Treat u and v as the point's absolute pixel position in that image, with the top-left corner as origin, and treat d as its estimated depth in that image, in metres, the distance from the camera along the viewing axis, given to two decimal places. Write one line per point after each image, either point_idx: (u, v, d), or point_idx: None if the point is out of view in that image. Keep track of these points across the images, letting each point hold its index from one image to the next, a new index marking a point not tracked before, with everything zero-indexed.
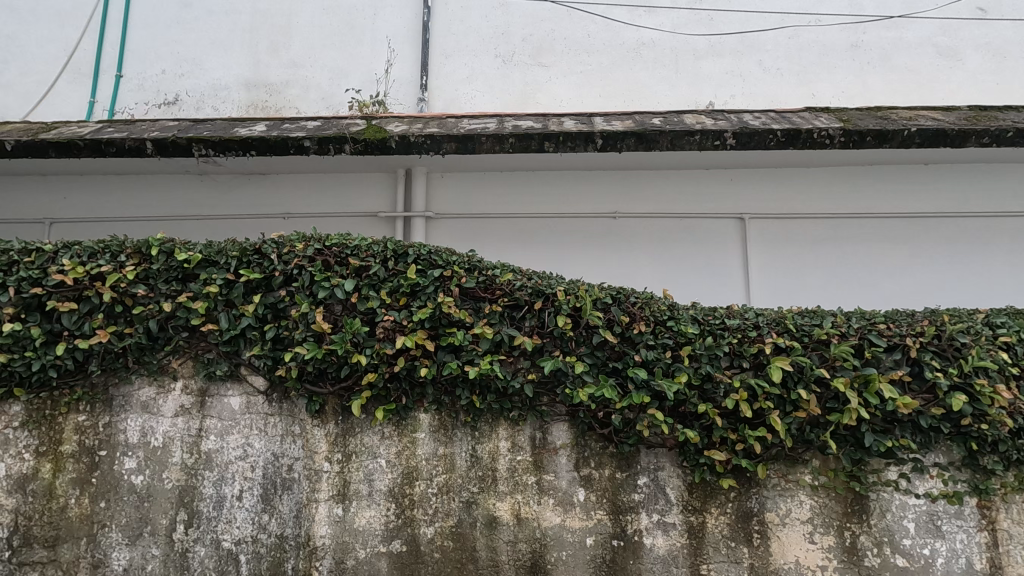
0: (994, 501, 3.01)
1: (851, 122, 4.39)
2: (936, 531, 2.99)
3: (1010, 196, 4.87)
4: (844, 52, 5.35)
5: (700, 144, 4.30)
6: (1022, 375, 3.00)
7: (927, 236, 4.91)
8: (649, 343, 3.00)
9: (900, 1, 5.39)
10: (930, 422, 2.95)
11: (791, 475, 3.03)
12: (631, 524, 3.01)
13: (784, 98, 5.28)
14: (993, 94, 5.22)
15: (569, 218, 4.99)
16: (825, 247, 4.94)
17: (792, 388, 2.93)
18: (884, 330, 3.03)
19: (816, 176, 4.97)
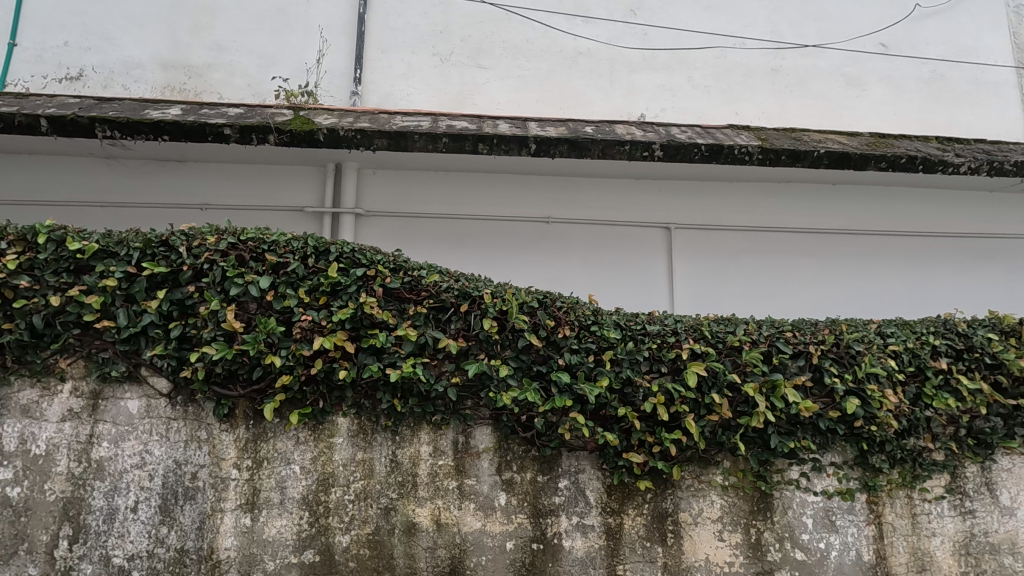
0: (881, 496, 3.28)
1: (768, 141, 4.65)
2: (831, 525, 3.21)
3: (904, 217, 5.34)
4: (766, 75, 5.68)
5: (630, 154, 4.42)
6: (906, 381, 3.30)
7: (833, 251, 5.28)
8: (573, 347, 3.03)
9: (815, 31, 5.79)
10: (828, 423, 3.16)
11: (704, 476, 3.16)
12: (551, 527, 3.03)
13: (710, 115, 5.54)
14: (893, 124, 5.72)
15: (503, 221, 5.00)
16: (743, 259, 5.22)
17: (706, 392, 3.05)
18: (791, 337, 3.22)
19: (738, 191, 5.23)
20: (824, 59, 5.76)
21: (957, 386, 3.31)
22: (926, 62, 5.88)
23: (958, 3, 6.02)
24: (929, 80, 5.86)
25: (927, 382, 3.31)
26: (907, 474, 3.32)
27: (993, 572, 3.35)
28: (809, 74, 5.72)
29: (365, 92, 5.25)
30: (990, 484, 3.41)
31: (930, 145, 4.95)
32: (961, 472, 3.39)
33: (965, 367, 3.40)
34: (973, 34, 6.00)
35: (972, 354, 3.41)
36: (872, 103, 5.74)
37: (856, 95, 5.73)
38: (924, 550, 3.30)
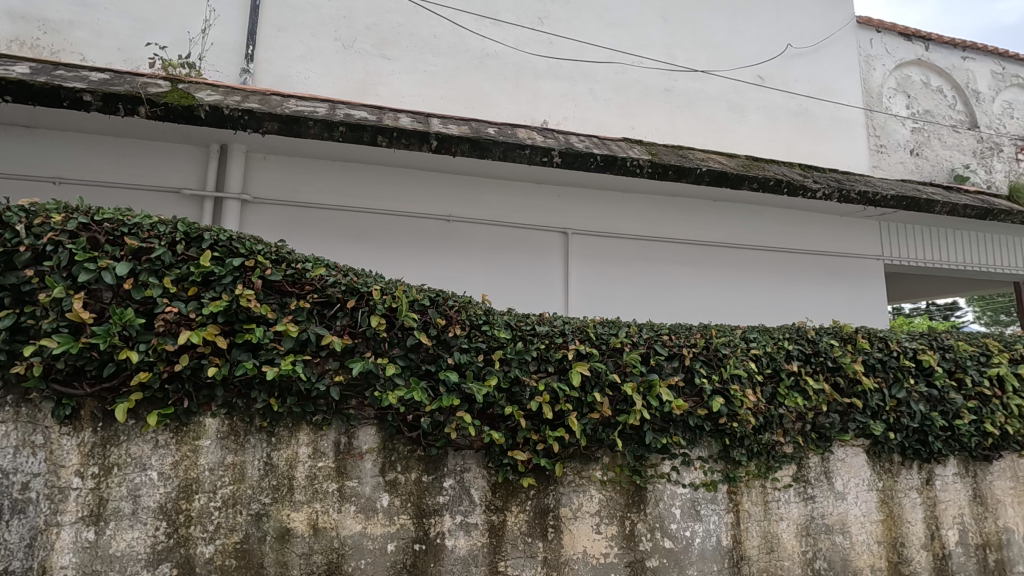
0: (740, 487, 3.61)
1: (657, 156, 4.96)
2: (696, 514, 3.48)
3: (772, 234, 5.92)
4: (660, 94, 6.05)
5: (530, 158, 4.52)
6: (764, 381, 3.66)
7: (712, 262, 5.75)
8: (463, 346, 3.03)
9: (704, 58, 6.26)
10: (696, 420, 3.42)
11: (585, 472, 3.29)
12: (434, 526, 3.01)
13: (608, 127, 5.81)
14: (765, 150, 6.33)
15: (403, 217, 4.92)
16: (633, 266, 5.52)
17: (589, 391, 3.19)
18: (667, 340, 3.46)
19: (631, 201, 5.52)
20: (711, 85, 6.25)
21: (805, 386, 3.73)
22: (795, 96, 6.57)
23: (822, 48, 6.80)
24: (796, 113, 6.55)
25: (781, 383, 3.69)
26: (763, 465, 3.68)
27: (827, 549, 3.81)
28: (697, 97, 6.17)
29: (257, 70, 4.91)
30: (828, 473, 3.88)
31: (793, 171, 5.54)
32: (805, 462, 3.82)
33: (812, 370, 3.83)
34: (833, 76, 6.80)
35: (818, 358, 3.87)
36: (749, 129, 6.31)
37: (737, 120, 6.28)
38: (773, 533, 3.68)
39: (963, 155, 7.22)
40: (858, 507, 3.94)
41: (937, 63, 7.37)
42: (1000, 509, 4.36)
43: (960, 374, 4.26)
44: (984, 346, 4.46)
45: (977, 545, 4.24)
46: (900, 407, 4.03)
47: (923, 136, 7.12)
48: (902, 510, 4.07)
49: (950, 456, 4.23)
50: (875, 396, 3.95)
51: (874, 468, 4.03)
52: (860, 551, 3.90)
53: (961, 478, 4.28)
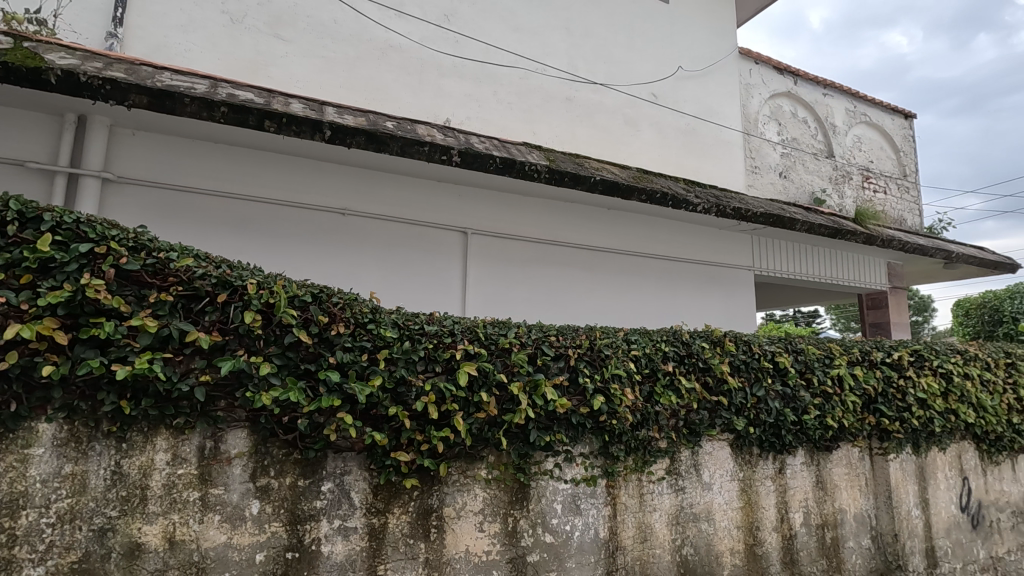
0: (618, 481, 3.82)
1: (555, 162, 5.10)
2: (576, 509, 3.63)
3: (659, 243, 6.33)
4: (562, 103, 6.24)
5: (428, 155, 4.46)
6: (642, 381, 3.90)
7: (605, 267, 6.03)
8: (346, 345, 2.93)
9: (603, 72, 6.54)
10: (579, 418, 3.56)
11: (470, 471, 3.31)
12: (309, 533, 2.88)
13: (510, 130, 5.89)
14: (656, 163, 6.75)
15: (293, 208, 4.70)
16: (530, 268, 5.66)
17: (476, 390, 3.21)
18: (554, 341, 3.58)
19: (530, 205, 5.66)
20: (609, 98, 6.54)
21: (678, 385, 4.02)
22: (684, 116, 7.06)
23: (708, 73, 7.37)
24: (684, 131, 7.04)
25: (657, 382, 3.95)
26: (639, 460, 3.91)
27: (694, 536, 4.13)
28: (596, 109, 6.44)
29: (127, 36, 4.42)
30: (697, 465, 4.21)
31: (678, 185, 5.95)
32: (678, 456, 4.12)
33: (686, 370, 4.14)
34: (717, 100, 7.40)
35: (691, 359, 4.18)
36: (642, 143, 6.69)
37: (631, 134, 6.63)
38: (647, 524, 3.92)
39: (821, 180, 8.15)
40: (722, 496, 4.31)
41: (803, 97, 8.26)
42: (837, 493, 4.96)
43: (809, 373, 4.81)
44: (829, 349, 5.06)
45: (817, 525, 4.80)
46: (759, 404, 4.46)
47: (790, 160, 7.94)
48: (758, 497, 4.51)
49: (799, 447, 4.75)
50: (739, 394, 4.35)
51: (736, 459, 4.43)
52: (722, 536, 4.27)
53: (807, 466, 4.82)
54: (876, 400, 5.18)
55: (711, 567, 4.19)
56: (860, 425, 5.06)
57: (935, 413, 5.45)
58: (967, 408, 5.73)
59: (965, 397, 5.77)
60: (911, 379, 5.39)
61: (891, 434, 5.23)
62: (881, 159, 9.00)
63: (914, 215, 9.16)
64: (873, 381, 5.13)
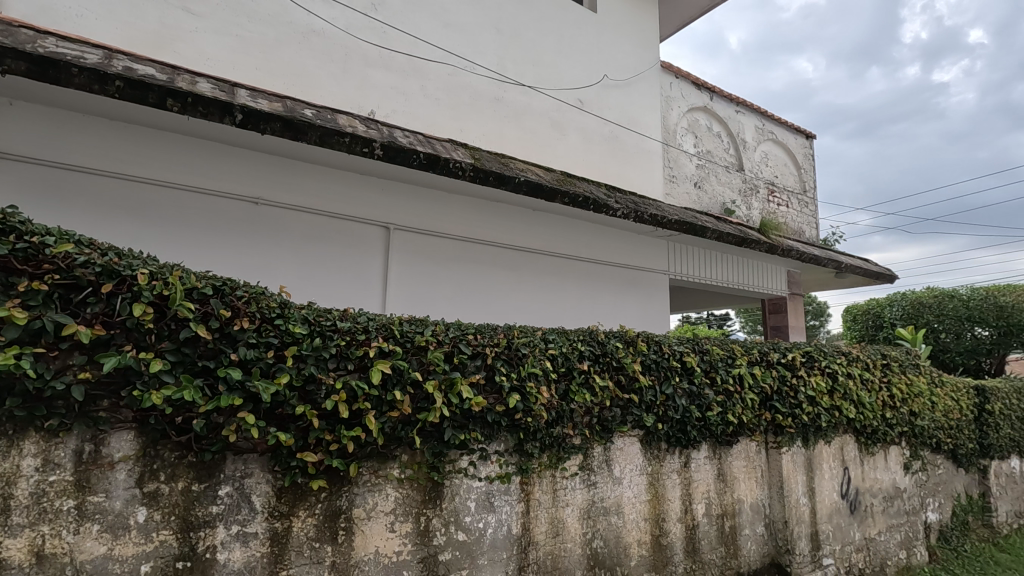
0: (531, 477, 3.89)
1: (480, 161, 5.10)
2: (490, 506, 3.65)
3: (581, 245, 6.52)
4: (490, 102, 6.26)
5: (349, 147, 4.32)
6: (558, 379, 3.99)
7: (528, 267, 6.12)
8: (250, 341, 2.78)
9: (532, 75, 6.63)
10: (494, 416, 3.59)
11: (381, 471, 3.24)
12: (203, 540, 2.71)
13: (437, 126, 5.83)
14: (580, 167, 6.93)
15: (201, 194, 4.44)
16: (454, 266, 5.65)
17: (389, 389, 3.15)
18: (472, 339, 3.58)
19: (455, 202, 5.65)
20: (537, 101, 6.64)
21: (592, 383, 4.16)
22: (608, 123, 7.29)
23: (632, 84, 7.66)
24: (608, 138, 7.28)
25: (573, 381, 4.06)
26: (553, 457, 4.00)
27: (604, 529, 4.28)
28: (524, 110, 6.51)
29: None
30: (608, 461, 4.36)
31: (600, 190, 6.14)
32: (590, 452, 4.25)
33: (600, 368, 4.28)
34: (639, 110, 7.70)
35: (606, 358, 4.33)
36: (568, 147, 6.85)
37: (557, 137, 6.76)
38: (559, 518, 4.01)
39: (732, 191, 8.69)
40: (631, 490, 4.49)
41: (718, 113, 8.78)
42: (736, 484, 5.32)
43: (713, 373, 5.12)
44: (732, 350, 5.41)
45: (717, 515, 5.11)
46: (668, 401, 4.69)
47: (705, 171, 8.41)
48: (664, 489, 4.74)
49: (703, 441, 5.05)
50: (649, 392, 4.55)
51: (645, 454, 4.63)
52: (630, 528, 4.45)
53: (710, 460, 5.13)
54: (772, 397, 5.60)
55: (619, 559, 4.35)
56: (758, 420, 5.45)
57: (822, 409, 5.98)
58: (848, 404, 6.33)
59: (847, 394, 6.37)
60: (802, 378, 5.88)
61: (784, 429, 5.67)
62: (784, 174, 9.73)
63: (811, 228, 9.99)
64: (769, 380, 5.55)
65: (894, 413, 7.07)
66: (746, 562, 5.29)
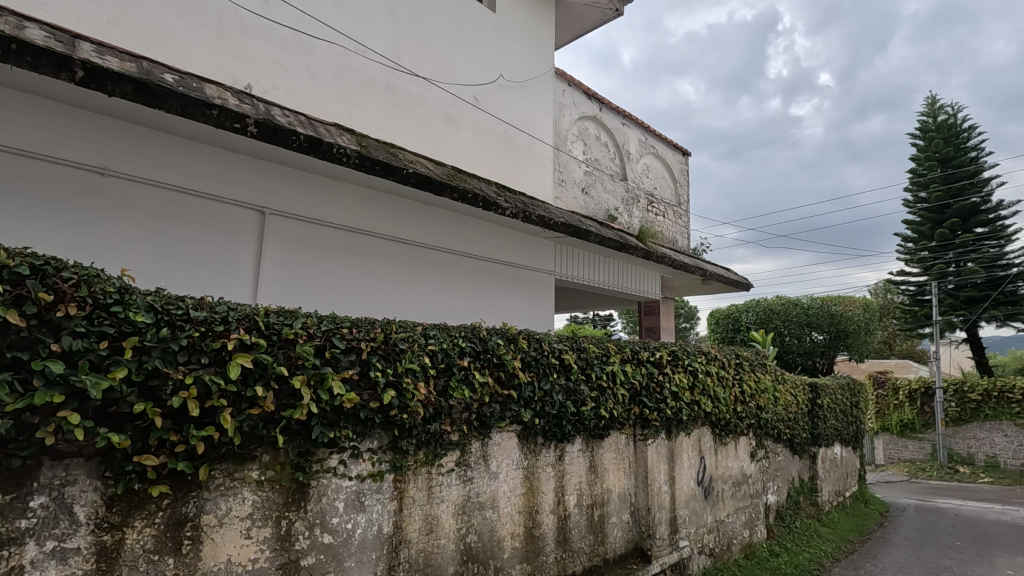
0: (406, 475, 3.82)
1: (367, 149, 4.91)
2: (359, 506, 3.53)
3: (470, 242, 6.55)
4: (382, 89, 6.05)
5: (217, 121, 3.94)
6: (437, 375, 3.95)
7: (415, 262, 6.03)
8: (79, 330, 2.44)
9: (427, 66, 6.52)
10: (367, 413, 3.47)
11: (238, 473, 3.00)
12: (7, 560, 2.33)
13: (323, 109, 5.52)
14: (472, 165, 6.93)
15: (32, 159, 3.85)
16: (335, 257, 5.42)
17: (249, 384, 2.92)
18: (346, 333, 3.43)
19: (339, 190, 5.44)
20: (431, 94, 6.53)
21: (472, 379, 4.16)
22: (502, 123, 7.37)
23: (526, 87, 7.82)
24: (501, 137, 7.36)
25: (452, 377, 4.03)
26: (429, 454, 3.96)
27: (478, 524, 4.31)
28: (417, 101, 6.38)
29: None
30: (485, 456, 4.41)
31: (490, 188, 6.18)
32: (468, 448, 4.27)
33: (480, 364, 4.30)
34: (532, 113, 7.87)
35: (486, 354, 4.35)
36: (461, 143, 6.82)
37: (450, 132, 6.70)
38: (433, 515, 3.98)
39: (615, 199, 9.18)
40: (507, 484, 4.58)
41: (606, 123, 9.24)
42: (605, 475, 5.62)
43: (589, 369, 5.36)
44: (607, 348, 5.71)
45: (588, 505, 5.38)
46: (545, 397, 4.85)
47: (592, 178, 8.81)
48: (539, 482, 4.89)
49: (577, 435, 5.28)
50: (527, 388, 4.67)
51: (522, 448, 4.75)
52: (504, 522, 4.53)
53: (583, 452, 5.38)
54: (640, 393, 5.99)
55: (492, 552, 4.41)
56: (627, 415, 5.82)
57: (683, 404, 6.52)
58: (706, 399, 6.97)
59: (705, 390, 7.01)
60: (668, 375, 6.37)
61: (650, 422, 6.09)
62: (662, 186, 10.48)
63: (684, 238, 10.86)
64: (638, 377, 5.94)
65: (744, 406, 7.91)
66: (612, 548, 5.62)
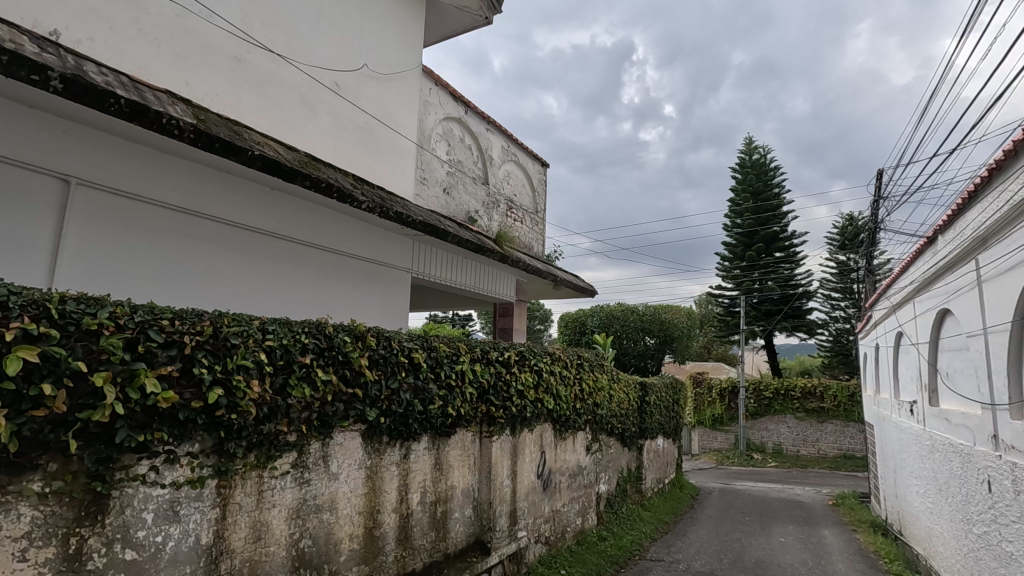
0: (232, 480, 3.54)
1: (205, 123, 4.44)
2: (172, 517, 3.21)
3: (321, 233, 6.27)
4: (228, 60, 5.53)
5: (7, 69, 3.28)
6: (275, 373, 3.71)
7: (257, 251, 5.63)
8: None
9: (283, 42, 6.11)
10: (188, 414, 3.17)
11: (13, 486, 2.55)
12: None
13: (153, 72, 4.90)
14: (329, 153, 6.63)
15: None
16: (161, 239, 4.86)
17: (34, 382, 2.52)
18: (166, 325, 3.09)
19: (171, 165, 4.90)
20: (286, 73, 6.13)
21: (314, 377, 3.98)
22: (363, 113, 7.14)
23: (392, 80, 7.67)
24: (362, 128, 7.13)
25: (292, 374, 3.82)
26: (261, 456, 3.72)
27: (314, 527, 4.14)
28: (269, 78, 5.93)
29: None
30: (325, 457, 4.25)
31: (345, 179, 5.96)
32: (306, 449, 4.09)
33: (324, 362, 4.12)
34: (397, 108, 7.74)
35: (331, 351, 4.18)
36: (317, 129, 6.48)
37: (306, 116, 6.34)
38: (262, 521, 3.74)
39: (476, 202, 9.39)
40: (347, 485, 4.46)
41: (470, 127, 9.42)
42: (450, 471, 5.72)
43: (438, 369, 5.42)
44: (457, 348, 5.82)
45: (431, 502, 5.43)
46: (392, 395, 4.81)
47: (453, 179, 8.90)
48: (382, 482, 4.84)
49: (424, 434, 5.32)
50: (374, 387, 4.59)
51: (365, 448, 4.65)
52: (342, 524, 4.40)
53: (428, 450, 5.43)
54: (488, 392, 6.21)
55: (328, 556, 4.26)
56: (474, 413, 5.99)
57: (528, 402, 6.89)
58: (549, 397, 7.43)
59: (548, 388, 7.47)
60: (514, 374, 6.68)
61: (496, 419, 6.35)
62: (521, 194, 10.93)
63: (539, 244, 11.44)
64: (486, 375, 6.15)
65: (582, 404, 8.58)
66: (453, 543, 5.73)
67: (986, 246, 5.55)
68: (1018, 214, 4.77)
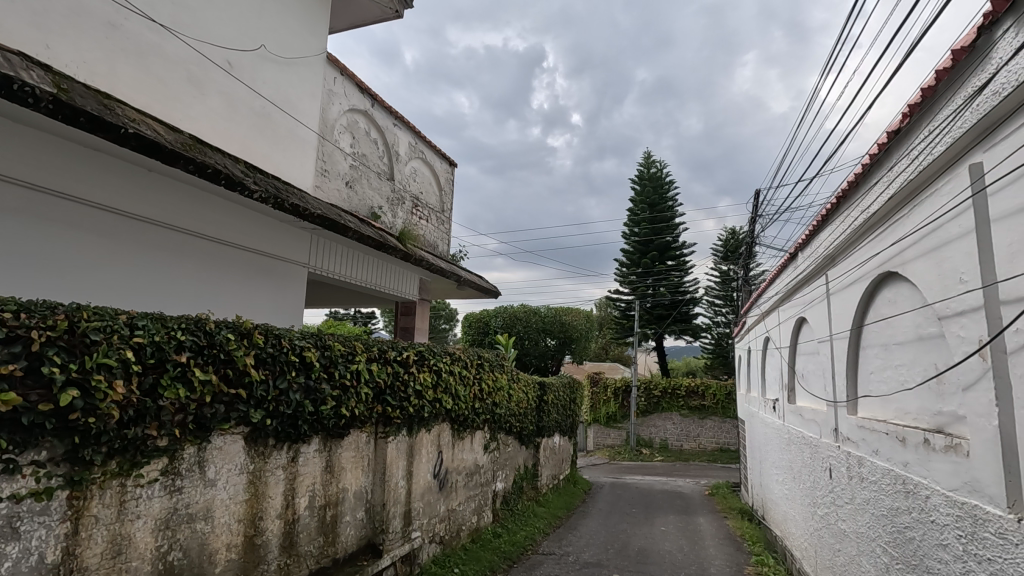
0: (87, 491, 3.21)
1: (68, 94, 3.97)
2: (11, 534, 2.86)
3: (207, 222, 5.85)
4: (100, 25, 4.99)
5: None
6: (144, 372, 3.42)
7: (129, 237, 5.14)
8: None
9: (169, 12, 5.62)
10: (34, 418, 2.84)
11: None
12: None
13: (5, 30, 4.30)
14: (218, 136, 6.17)
15: None
16: (9, 220, 4.31)
17: None
18: (10, 319, 2.74)
19: (25, 137, 4.37)
20: (170, 45, 5.63)
21: (190, 377, 3.70)
22: (259, 97, 6.73)
23: (293, 64, 7.30)
24: (257, 112, 6.71)
25: (165, 374, 3.54)
26: (125, 462, 3.41)
27: (185, 538, 3.85)
28: (150, 50, 5.43)
29: None
30: (201, 462, 3.97)
31: (235, 166, 5.59)
32: (179, 454, 3.79)
33: (203, 361, 3.84)
34: (297, 94, 7.38)
35: (212, 350, 3.90)
36: (206, 110, 6.01)
37: (193, 95, 5.86)
38: (124, 534, 3.42)
39: (379, 198, 9.17)
40: (225, 491, 4.19)
41: (376, 120, 9.19)
42: (342, 474, 5.56)
43: (332, 368, 5.23)
44: (353, 347, 5.65)
45: (320, 505, 5.24)
46: (280, 396, 4.58)
47: (356, 172, 8.63)
48: (267, 486, 4.61)
49: (314, 435, 5.13)
50: (260, 387, 4.35)
51: (247, 452, 4.40)
52: (219, 533, 4.13)
53: (319, 452, 5.24)
54: (384, 392, 6.10)
55: (202, 568, 3.98)
56: (369, 413, 5.86)
57: (425, 402, 6.86)
58: (447, 397, 7.45)
59: (447, 388, 7.49)
60: (412, 374, 6.62)
61: (392, 420, 6.25)
62: (427, 192, 10.82)
63: (443, 243, 11.40)
64: (383, 375, 6.03)
65: (481, 403, 8.68)
66: (343, 547, 5.57)
67: (834, 263, 6.37)
68: (857, 237, 5.54)
